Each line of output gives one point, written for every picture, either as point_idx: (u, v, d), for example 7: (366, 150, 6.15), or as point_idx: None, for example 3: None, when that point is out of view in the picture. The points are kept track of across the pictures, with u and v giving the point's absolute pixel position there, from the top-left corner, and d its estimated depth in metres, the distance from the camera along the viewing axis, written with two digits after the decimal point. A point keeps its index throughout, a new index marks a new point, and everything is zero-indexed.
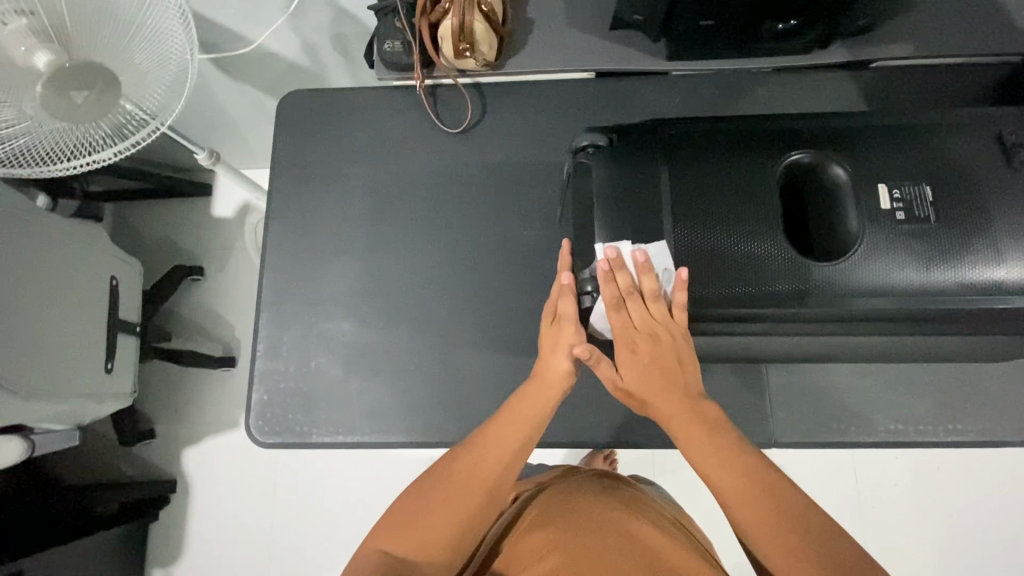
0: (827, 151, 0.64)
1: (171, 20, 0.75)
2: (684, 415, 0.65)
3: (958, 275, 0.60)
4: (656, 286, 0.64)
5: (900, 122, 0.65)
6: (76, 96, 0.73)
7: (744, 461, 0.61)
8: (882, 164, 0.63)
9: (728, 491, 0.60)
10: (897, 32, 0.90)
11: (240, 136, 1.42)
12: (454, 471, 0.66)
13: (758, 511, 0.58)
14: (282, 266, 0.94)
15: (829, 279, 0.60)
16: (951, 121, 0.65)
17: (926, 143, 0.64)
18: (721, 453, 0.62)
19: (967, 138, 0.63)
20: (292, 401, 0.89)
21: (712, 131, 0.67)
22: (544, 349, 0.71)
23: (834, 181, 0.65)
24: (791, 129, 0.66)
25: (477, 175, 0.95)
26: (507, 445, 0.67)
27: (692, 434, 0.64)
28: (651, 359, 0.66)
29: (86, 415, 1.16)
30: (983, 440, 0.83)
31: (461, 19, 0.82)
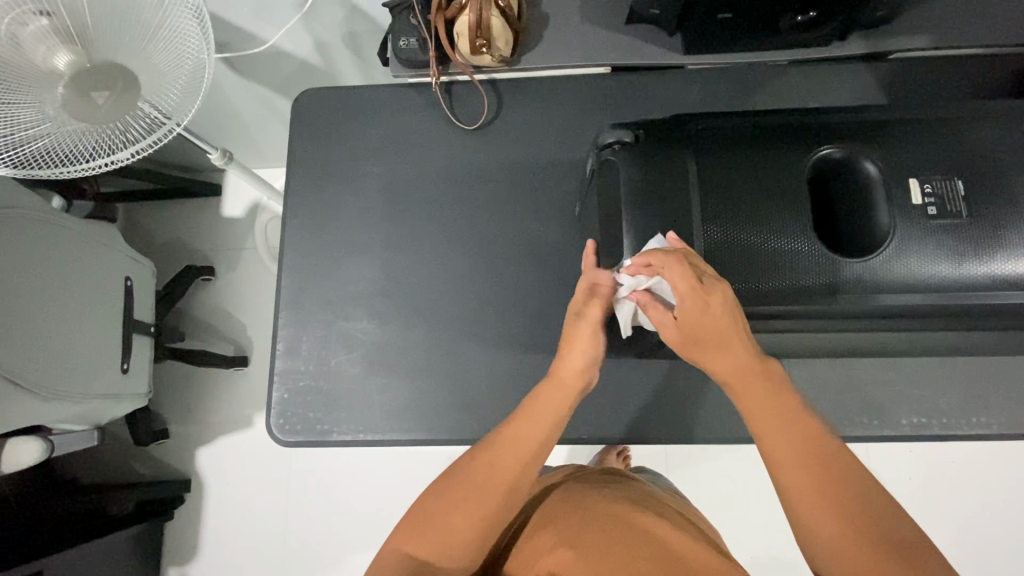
0: (858, 145, 0.64)
1: (188, 21, 0.74)
2: (751, 383, 0.61)
3: (989, 268, 0.59)
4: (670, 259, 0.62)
5: (931, 115, 0.65)
6: (96, 97, 0.75)
7: (810, 436, 0.58)
8: (914, 159, 0.62)
9: (784, 466, 0.57)
10: (917, 22, 0.89)
11: (251, 135, 1.42)
12: (470, 471, 0.64)
13: (808, 480, 0.55)
14: (299, 266, 0.94)
15: (862, 275, 0.60)
16: (981, 114, 0.64)
17: (958, 136, 0.63)
18: (780, 418, 0.59)
19: (999, 129, 0.63)
20: (312, 400, 0.89)
21: (740, 127, 0.67)
22: (565, 345, 0.71)
23: (863, 176, 0.64)
24: (820, 123, 0.66)
25: (493, 172, 0.95)
26: (526, 441, 0.65)
27: (758, 404, 0.60)
28: (705, 325, 0.59)
29: (104, 415, 1.17)
30: (1006, 433, 0.83)
31: (478, 16, 0.82)
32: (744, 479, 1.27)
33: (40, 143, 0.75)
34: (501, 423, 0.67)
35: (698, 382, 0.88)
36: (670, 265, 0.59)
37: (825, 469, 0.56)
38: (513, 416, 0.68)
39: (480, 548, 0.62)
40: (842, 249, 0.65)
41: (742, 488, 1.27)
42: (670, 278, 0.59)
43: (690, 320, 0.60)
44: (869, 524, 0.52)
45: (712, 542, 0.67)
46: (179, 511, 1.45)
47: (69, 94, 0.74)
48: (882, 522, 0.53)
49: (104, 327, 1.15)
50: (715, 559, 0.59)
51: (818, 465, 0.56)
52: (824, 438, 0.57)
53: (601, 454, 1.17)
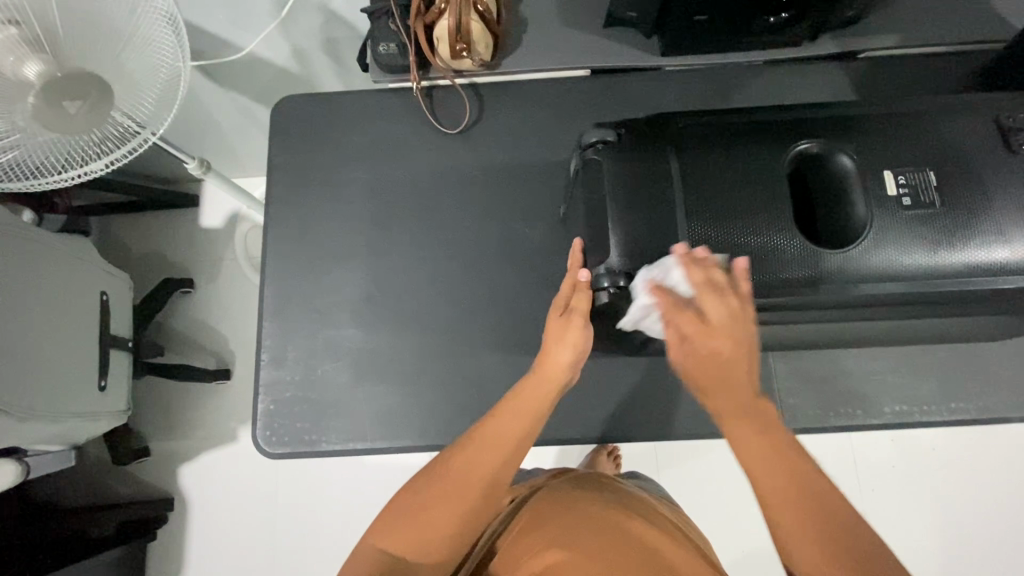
0: (833, 140, 0.65)
1: (161, 27, 0.74)
2: (747, 429, 0.55)
3: (962, 257, 0.61)
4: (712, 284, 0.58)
5: (902, 110, 0.67)
6: (69, 106, 0.72)
7: (807, 482, 0.52)
8: (888, 152, 0.64)
9: (781, 519, 0.50)
10: (880, 21, 0.93)
11: (228, 144, 1.39)
12: (450, 466, 0.63)
13: (800, 523, 0.50)
14: (282, 274, 0.92)
15: (842, 266, 0.61)
16: (949, 107, 0.67)
17: (929, 129, 0.65)
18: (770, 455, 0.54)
19: (966, 122, 0.65)
20: (299, 410, 0.87)
21: (720, 124, 0.68)
22: (551, 338, 0.69)
23: (840, 169, 0.66)
24: (796, 119, 0.67)
25: (477, 175, 0.95)
26: (505, 438, 0.64)
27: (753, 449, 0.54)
28: (718, 358, 0.56)
29: (81, 434, 1.13)
30: (983, 417, 0.85)
31: (458, 20, 0.83)
32: (732, 474, 1.28)
33: (12, 155, 0.73)
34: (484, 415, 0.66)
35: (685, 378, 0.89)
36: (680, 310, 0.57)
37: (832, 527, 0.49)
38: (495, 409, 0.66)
39: (459, 545, 0.61)
40: (821, 242, 0.66)
41: (729, 486, 1.28)
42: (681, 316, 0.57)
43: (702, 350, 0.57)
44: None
45: (697, 545, 0.68)
46: (163, 531, 1.41)
47: (40, 103, 0.71)
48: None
49: (82, 341, 1.13)
50: (695, 565, 0.60)
51: (817, 516, 0.50)
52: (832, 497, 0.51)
53: (591, 455, 1.17)
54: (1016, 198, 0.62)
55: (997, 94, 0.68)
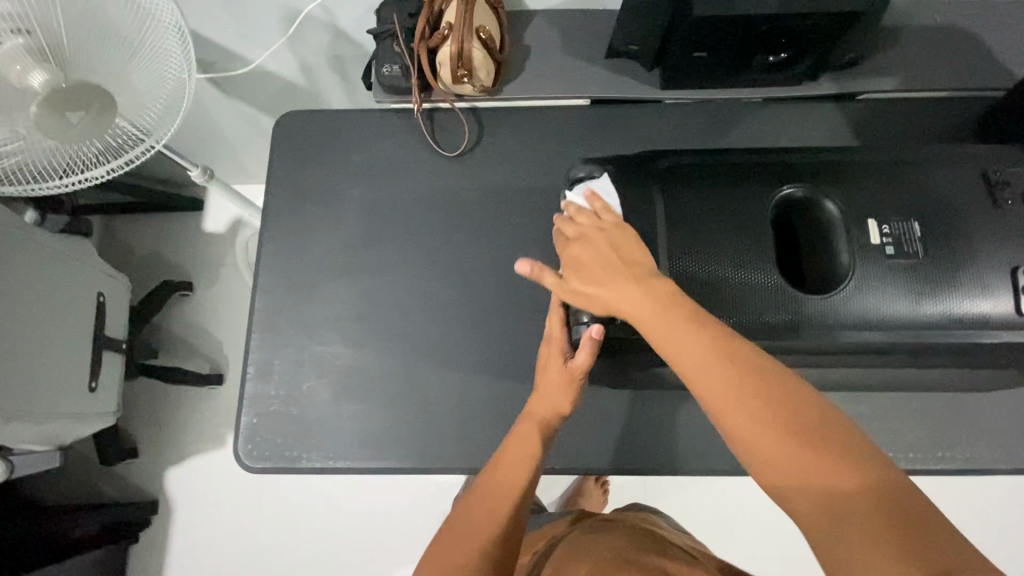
0: (819, 185, 0.65)
1: (169, 37, 0.76)
2: (660, 316, 0.55)
3: (947, 309, 0.61)
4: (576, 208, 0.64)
5: (893, 158, 0.67)
6: (71, 117, 0.73)
7: (737, 362, 0.51)
8: (875, 200, 0.64)
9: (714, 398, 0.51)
10: (879, 65, 0.94)
11: (233, 152, 1.42)
12: (465, 519, 0.65)
13: (745, 407, 0.49)
14: (275, 286, 0.93)
15: (822, 312, 0.61)
16: (940, 158, 0.67)
17: (917, 179, 0.65)
18: (691, 332, 0.53)
19: (955, 174, 0.65)
20: (282, 426, 0.87)
21: (711, 165, 0.69)
22: (540, 391, 0.74)
23: (827, 215, 0.65)
24: (783, 163, 0.67)
25: (473, 197, 0.96)
26: (512, 489, 0.67)
27: (673, 336, 0.53)
28: (609, 257, 0.59)
29: (67, 435, 1.13)
30: (972, 468, 0.84)
31: (460, 47, 0.86)
32: (720, 509, 1.27)
33: (15, 159, 0.74)
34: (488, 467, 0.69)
35: (669, 412, 0.88)
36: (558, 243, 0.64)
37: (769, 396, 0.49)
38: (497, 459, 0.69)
39: None
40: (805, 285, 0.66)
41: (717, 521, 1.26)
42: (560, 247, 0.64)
43: (590, 261, 0.60)
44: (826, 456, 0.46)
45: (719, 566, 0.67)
46: (145, 536, 1.41)
47: (42, 114, 0.72)
48: (822, 423, 0.48)
49: (75, 340, 1.14)
50: None
51: (753, 389, 0.50)
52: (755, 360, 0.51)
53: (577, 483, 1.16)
54: (1002, 254, 0.62)
55: (992, 148, 0.69)
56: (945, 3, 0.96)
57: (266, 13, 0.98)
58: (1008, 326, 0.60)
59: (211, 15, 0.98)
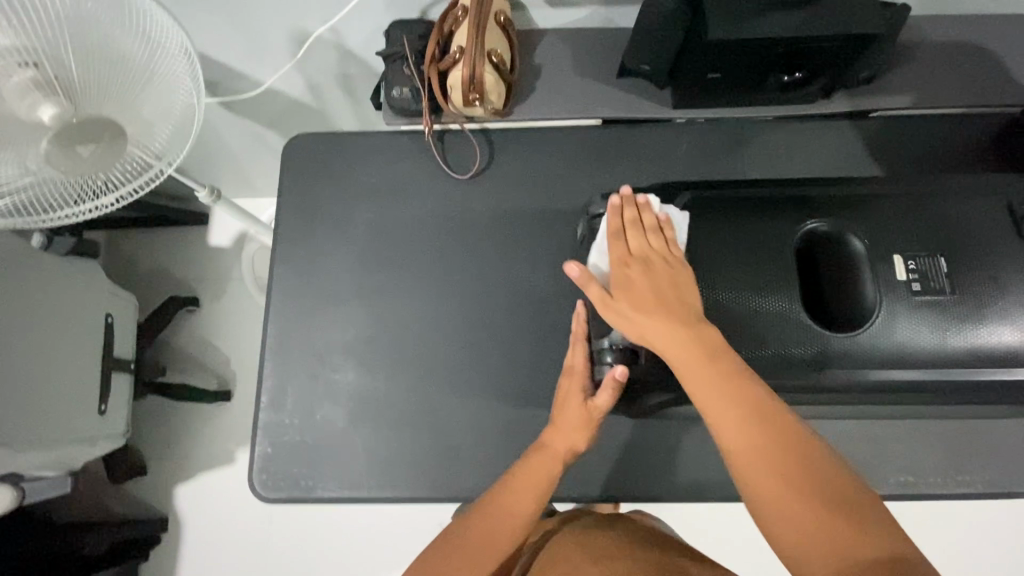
0: (842, 219, 0.65)
1: (177, 61, 0.75)
2: (698, 363, 0.56)
3: (978, 344, 0.60)
4: (652, 219, 0.65)
5: (915, 189, 0.67)
6: (82, 150, 0.73)
7: (764, 418, 0.53)
8: (898, 234, 0.64)
9: (734, 443, 0.53)
10: (895, 81, 0.93)
11: (239, 167, 1.41)
12: (460, 543, 0.66)
13: (767, 464, 0.51)
14: (286, 312, 0.92)
15: (849, 349, 0.61)
16: (962, 188, 0.66)
17: (940, 211, 0.65)
18: (727, 386, 0.54)
19: (979, 205, 0.65)
20: (296, 454, 0.87)
21: (728, 199, 0.69)
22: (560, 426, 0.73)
23: (850, 251, 0.65)
24: (803, 196, 0.67)
25: (485, 220, 0.95)
26: (520, 510, 0.68)
27: (709, 387, 0.55)
28: (664, 288, 0.60)
29: (78, 458, 1.13)
30: (993, 492, 0.83)
31: (472, 71, 0.85)
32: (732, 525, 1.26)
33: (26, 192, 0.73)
34: (501, 481, 0.70)
35: (686, 437, 0.88)
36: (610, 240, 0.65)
37: (792, 452, 0.51)
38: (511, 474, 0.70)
39: None
40: (830, 321, 0.66)
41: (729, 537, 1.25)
42: (612, 245, 0.65)
43: (640, 287, 0.61)
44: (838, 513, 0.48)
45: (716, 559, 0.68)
46: (155, 554, 1.41)
47: (54, 148, 0.72)
48: (839, 491, 0.49)
49: (84, 364, 1.13)
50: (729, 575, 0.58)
51: (778, 447, 0.51)
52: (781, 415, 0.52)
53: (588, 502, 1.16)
54: None
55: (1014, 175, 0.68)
56: (960, 19, 0.95)
57: (274, 34, 0.97)
58: None
59: (218, 37, 0.97)
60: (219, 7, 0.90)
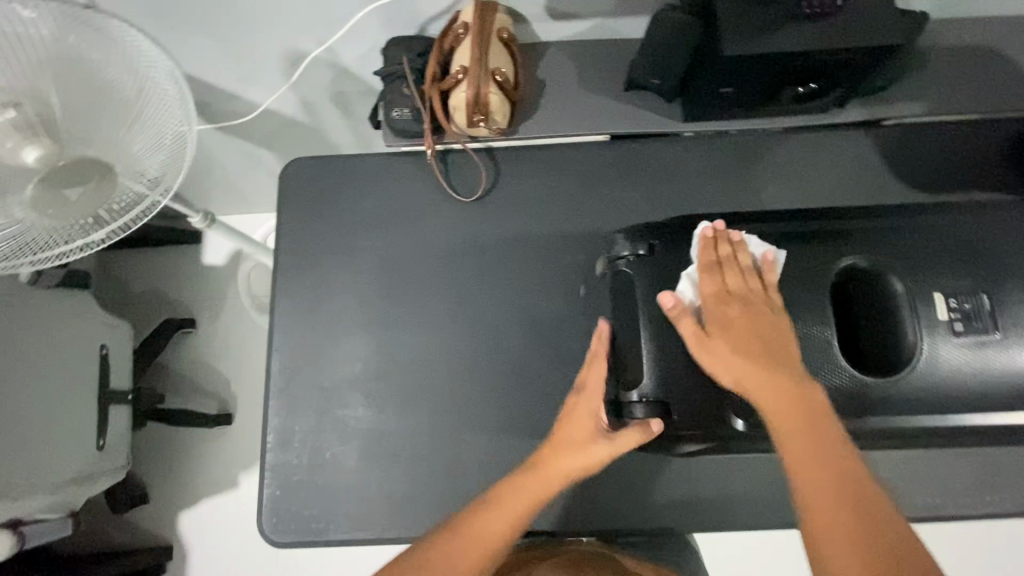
0: (880, 258, 0.69)
1: (167, 89, 0.72)
2: (793, 416, 0.60)
3: (1015, 381, 0.64)
4: (749, 261, 0.68)
5: (948, 225, 0.70)
6: (69, 193, 0.69)
7: (844, 483, 0.56)
8: (934, 274, 0.68)
9: (805, 486, 0.57)
10: (912, 90, 0.90)
11: (232, 187, 1.36)
12: (480, 528, 0.64)
13: (843, 523, 0.54)
14: (290, 346, 0.89)
15: (897, 388, 0.65)
16: (997, 222, 0.70)
17: (975, 247, 0.68)
18: (819, 445, 0.58)
19: (1015, 241, 0.68)
20: (306, 496, 0.84)
21: (765, 236, 0.72)
22: (566, 445, 0.70)
23: (891, 290, 0.69)
24: (841, 232, 0.71)
25: (494, 244, 0.92)
26: (515, 508, 0.65)
27: (798, 443, 0.58)
28: (753, 336, 0.64)
29: (78, 498, 1.09)
30: (1019, 512, 0.83)
31: (476, 92, 0.82)
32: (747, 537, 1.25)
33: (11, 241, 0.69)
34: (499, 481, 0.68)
35: (703, 464, 0.86)
36: (704, 274, 0.68)
37: (872, 525, 0.54)
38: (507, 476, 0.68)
39: None
40: (873, 355, 0.70)
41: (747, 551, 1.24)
42: (705, 278, 0.68)
43: (738, 325, 0.65)
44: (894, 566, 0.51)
45: None
46: None
47: (40, 192, 0.68)
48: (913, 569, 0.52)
49: (77, 399, 1.09)
50: None
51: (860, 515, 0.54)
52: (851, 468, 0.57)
53: None
54: None
55: None
56: (976, 23, 0.92)
57: (266, 56, 0.93)
58: None
59: (208, 59, 0.92)
60: (207, 30, 0.86)
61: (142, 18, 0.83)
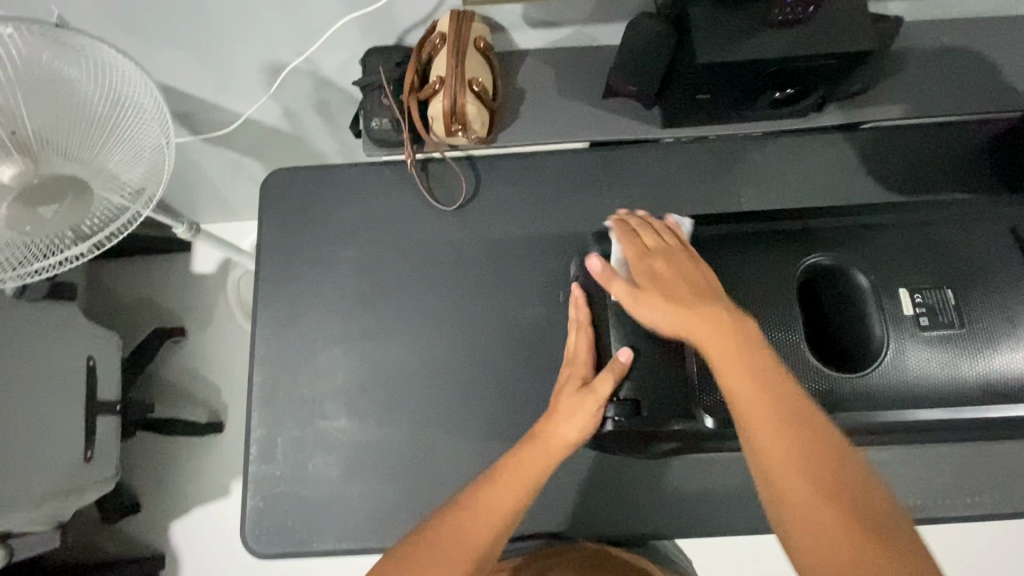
0: (845, 255, 0.70)
1: (145, 108, 0.73)
2: (732, 352, 0.59)
3: (982, 376, 0.65)
4: (663, 225, 0.72)
5: (911, 223, 0.72)
6: (46, 211, 0.70)
7: (793, 416, 0.55)
8: (899, 270, 0.69)
9: (763, 441, 0.55)
10: (888, 92, 0.90)
11: (219, 196, 1.36)
12: (466, 529, 0.63)
13: (797, 458, 0.53)
14: (272, 357, 0.89)
15: (867, 381, 0.65)
16: (960, 223, 0.72)
17: (939, 244, 0.70)
18: (765, 383, 0.57)
19: (978, 237, 0.70)
20: (290, 507, 0.84)
21: (735, 234, 0.74)
22: (561, 414, 0.71)
23: (857, 286, 0.71)
24: (806, 231, 0.72)
25: (475, 252, 0.92)
26: (502, 506, 0.64)
27: (744, 377, 0.57)
28: (681, 280, 0.65)
29: (66, 510, 1.09)
30: (1002, 512, 0.83)
31: (453, 102, 0.82)
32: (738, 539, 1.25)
33: None
34: (481, 477, 0.67)
35: (686, 468, 0.87)
36: (622, 233, 0.70)
37: (822, 455, 0.54)
38: (491, 471, 0.67)
39: None
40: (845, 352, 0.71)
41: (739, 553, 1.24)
42: (622, 239, 0.70)
43: (665, 275, 0.65)
44: (849, 501, 0.52)
45: None
46: None
47: (14, 210, 0.68)
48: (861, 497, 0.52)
49: (65, 412, 1.10)
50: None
51: (807, 449, 0.54)
52: (797, 393, 0.56)
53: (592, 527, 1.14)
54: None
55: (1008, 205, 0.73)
56: (952, 24, 0.92)
57: (245, 66, 0.93)
58: None
59: (187, 70, 0.92)
60: (185, 42, 0.86)
61: (119, 30, 0.83)
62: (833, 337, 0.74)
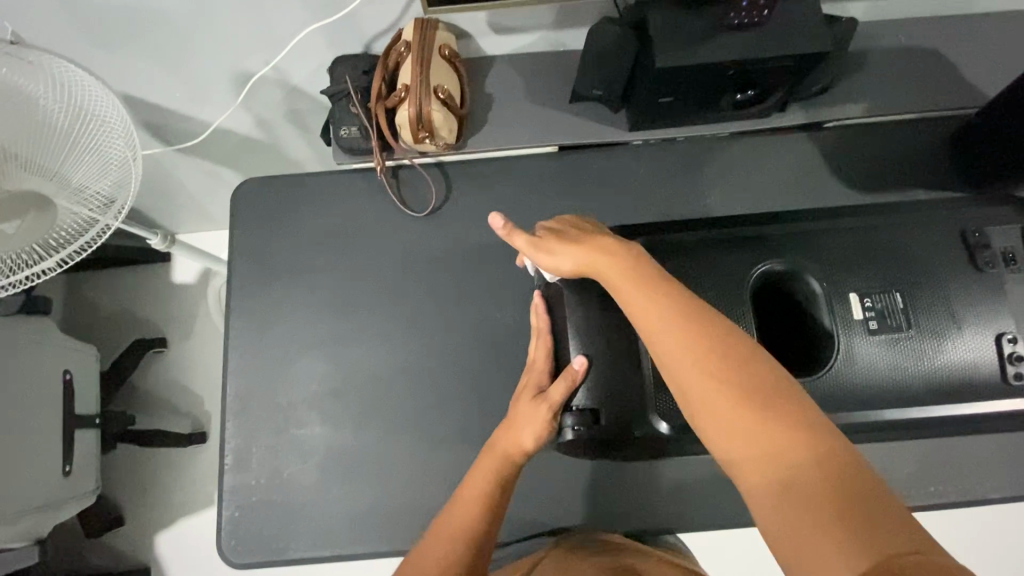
0: (800, 262, 0.75)
1: (109, 122, 0.72)
2: (665, 331, 0.53)
3: (927, 375, 0.70)
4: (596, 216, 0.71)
5: (864, 231, 0.76)
6: (8, 227, 0.70)
7: (737, 380, 0.49)
8: (851, 276, 0.73)
9: (710, 414, 0.49)
10: (849, 92, 0.92)
11: (195, 206, 1.36)
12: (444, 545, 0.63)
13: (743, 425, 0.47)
14: (247, 366, 0.90)
15: (821, 381, 0.70)
16: (908, 228, 0.76)
17: (889, 251, 0.74)
18: (697, 352, 0.51)
19: (925, 244, 0.75)
20: (266, 516, 0.85)
21: (695, 243, 0.77)
22: (518, 423, 0.73)
23: (811, 291, 0.75)
24: (764, 239, 0.76)
25: (447, 257, 0.93)
26: (470, 522, 0.65)
27: (676, 346, 0.52)
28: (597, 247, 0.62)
29: (45, 526, 1.09)
30: (964, 500, 0.87)
31: (418, 109, 0.82)
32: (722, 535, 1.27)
33: None
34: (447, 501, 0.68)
35: (659, 466, 0.89)
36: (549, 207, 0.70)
37: (778, 416, 0.46)
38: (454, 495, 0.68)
39: None
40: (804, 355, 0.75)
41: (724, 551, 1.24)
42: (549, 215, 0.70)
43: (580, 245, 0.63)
44: (823, 474, 0.43)
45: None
46: None
47: None
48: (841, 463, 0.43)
49: (44, 426, 1.09)
50: None
51: (759, 409, 0.47)
52: (735, 354, 0.50)
53: None
54: (970, 316, 0.71)
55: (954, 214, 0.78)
56: (911, 24, 0.94)
57: (215, 77, 0.93)
58: (979, 381, 0.70)
59: (155, 82, 0.93)
60: (150, 54, 0.87)
61: (84, 43, 0.83)
62: (791, 338, 0.79)
